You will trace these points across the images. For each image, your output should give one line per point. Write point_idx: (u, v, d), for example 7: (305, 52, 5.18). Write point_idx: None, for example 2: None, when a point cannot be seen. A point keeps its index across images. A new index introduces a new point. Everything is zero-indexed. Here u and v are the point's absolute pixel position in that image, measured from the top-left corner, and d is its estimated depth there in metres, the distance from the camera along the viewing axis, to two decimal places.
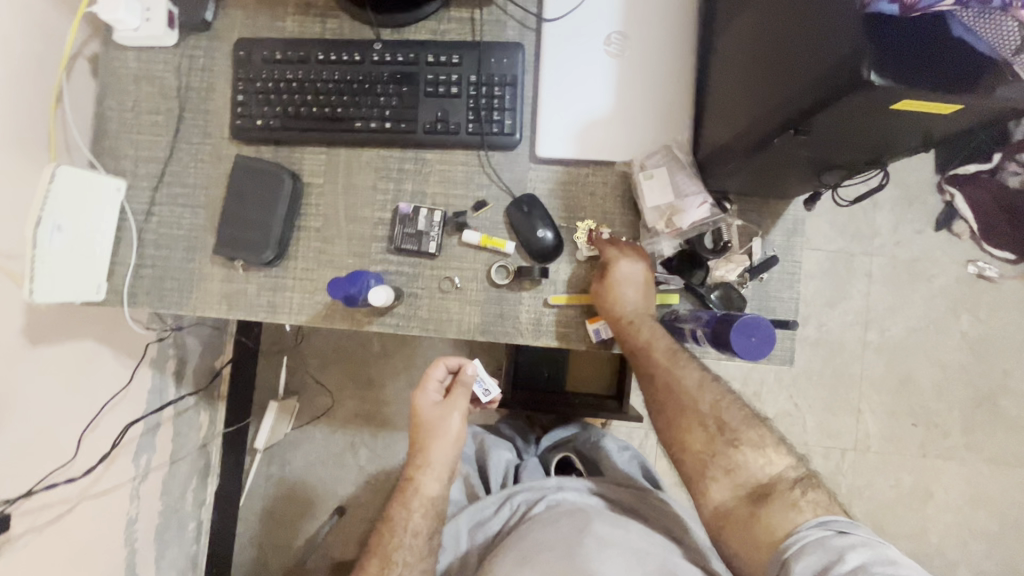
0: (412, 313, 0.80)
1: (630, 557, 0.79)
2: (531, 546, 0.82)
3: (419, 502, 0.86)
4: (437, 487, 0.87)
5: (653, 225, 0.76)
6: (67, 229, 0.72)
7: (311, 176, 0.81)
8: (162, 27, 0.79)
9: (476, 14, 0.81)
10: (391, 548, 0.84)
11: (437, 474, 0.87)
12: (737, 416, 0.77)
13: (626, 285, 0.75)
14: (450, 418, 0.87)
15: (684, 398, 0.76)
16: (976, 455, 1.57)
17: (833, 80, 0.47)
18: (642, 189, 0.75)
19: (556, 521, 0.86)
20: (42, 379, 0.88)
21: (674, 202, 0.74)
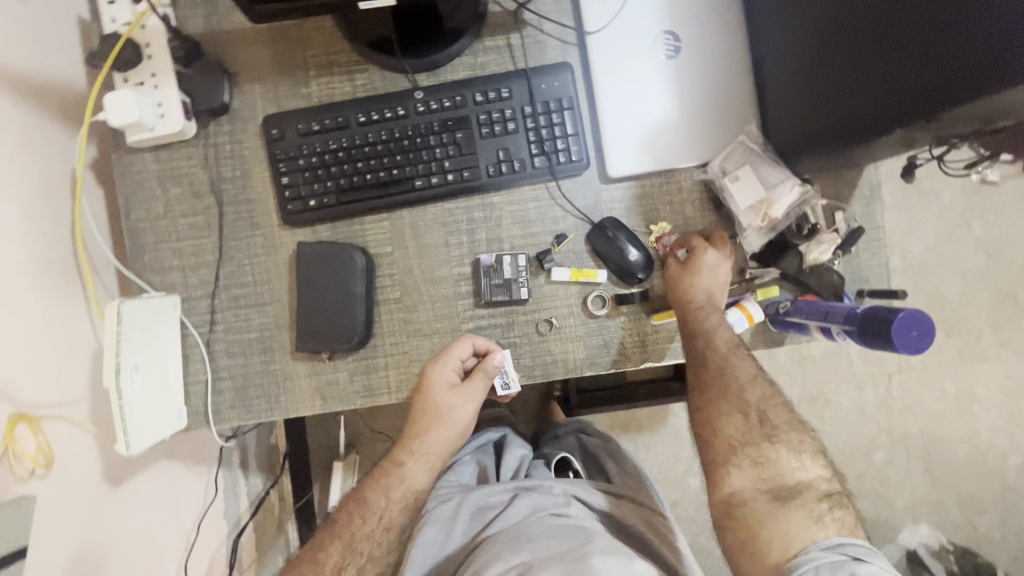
0: (516, 363, 0.77)
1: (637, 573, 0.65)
2: (543, 552, 0.68)
3: (399, 505, 0.77)
4: (427, 477, 0.79)
5: (746, 225, 0.74)
6: (143, 368, 0.66)
7: (378, 247, 0.77)
8: (180, 120, 0.72)
9: (512, 39, 0.76)
10: (358, 534, 0.75)
11: (429, 467, 0.79)
12: (781, 415, 0.72)
13: (712, 271, 0.73)
14: (462, 407, 0.78)
15: (733, 386, 0.72)
16: (1008, 350, 1.53)
17: (991, 74, 0.45)
18: (730, 193, 0.74)
19: (571, 531, 0.72)
20: (132, 518, 0.82)
21: (764, 197, 0.73)
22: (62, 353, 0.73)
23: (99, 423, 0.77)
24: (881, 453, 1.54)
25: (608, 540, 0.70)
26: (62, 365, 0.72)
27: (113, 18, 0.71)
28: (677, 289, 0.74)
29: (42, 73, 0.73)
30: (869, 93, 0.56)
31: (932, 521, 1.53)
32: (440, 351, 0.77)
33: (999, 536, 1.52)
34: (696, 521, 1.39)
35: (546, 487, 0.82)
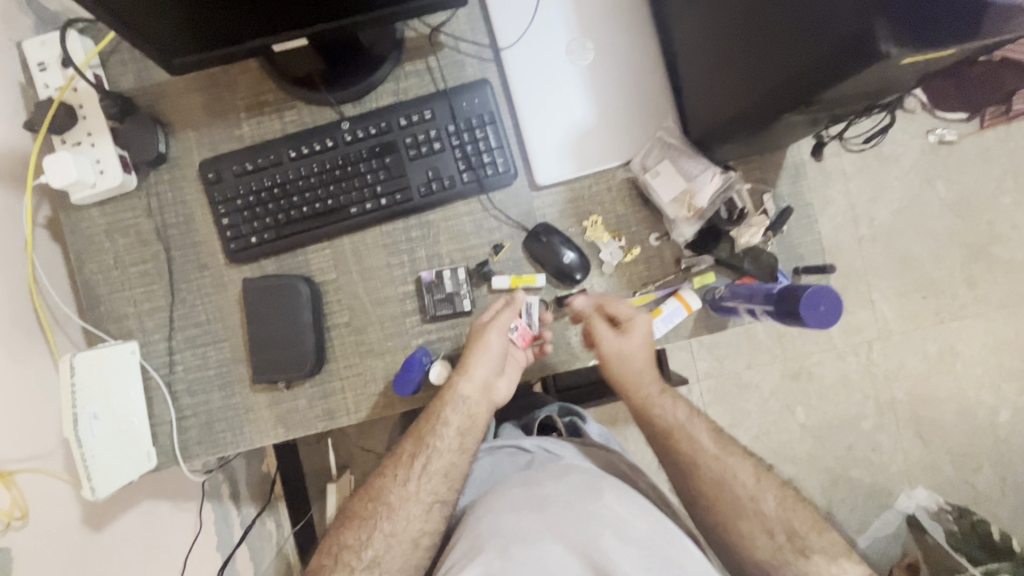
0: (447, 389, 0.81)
1: (645, 514, 0.66)
2: (552, 499, 0.68)
3: (458, 410, 0.76)
4: (467, 397, 0.76)
5: (673, 215, 0.76)
6: (103, 415, 0.71)
7: (323, 274, 0.79)
8: (119, 174, 0.76)
9: (431, 61, 0.79)
10: (425, 431, 0.77)
11: (485, 383, 0.76)
12: (729, 443, 0.78)
13: (621, 346, 0.76)
14: (490, 334, 0.75)
15: (682, 435, 0.79)
16: (986, 304, 1.40)
17: (845, 56, 0.46)
18: (653, 187, 0.76)
19: (573, 474, 0.71)
20: (119, 558, 0.85)
21: (686, 187, 0.75)
22: (32, 407, 0.76)
23: (74, 471, 0.80)
24: (869, 420, 1.41)
25: (610, 486, 0.70)
26: (33, 419, 0.76)
27: (46, 84, 0.75)
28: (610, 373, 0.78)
29: (7, 143, 0.77)
30: (764, 79, 0.58)
31: (929, 482, 1.41)
32: (393, 369, 0.79)
33: (997, 493, 1.41)
34: None
35: (554, 441, 0.82)
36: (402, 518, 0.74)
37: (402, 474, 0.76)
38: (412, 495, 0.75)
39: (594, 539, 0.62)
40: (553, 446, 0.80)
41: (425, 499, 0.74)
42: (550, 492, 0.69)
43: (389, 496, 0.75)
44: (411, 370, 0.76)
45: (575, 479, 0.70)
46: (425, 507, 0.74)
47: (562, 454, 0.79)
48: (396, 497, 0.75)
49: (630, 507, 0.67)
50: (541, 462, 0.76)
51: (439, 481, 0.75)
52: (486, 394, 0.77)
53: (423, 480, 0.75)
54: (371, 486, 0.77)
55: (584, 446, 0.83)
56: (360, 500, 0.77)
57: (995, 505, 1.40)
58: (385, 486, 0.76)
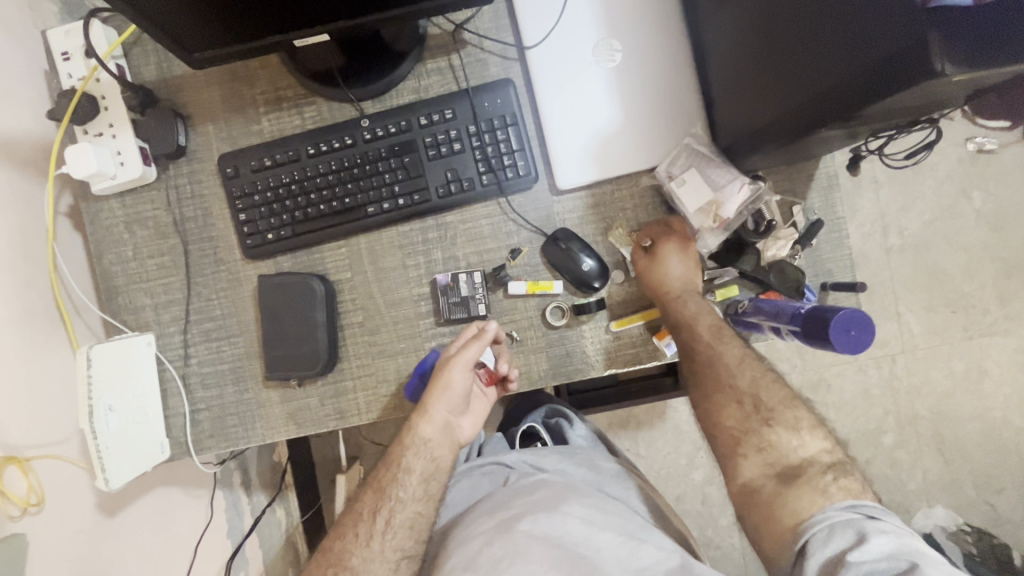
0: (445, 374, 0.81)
1: (620, 533, 0.64)
2: (524, 514, 0.67)
3: (421, 455, 0.75)
4: (430, 440, 0.75)
5: (698, 225, 0.74)
6: (118, 408, 0.73)
7: (338, 273, 0.79)
8: (139, 165, 0.76)
9: (454, 59, 0.78)
10: (387, 482, 0.75)
11: (446, 422, 0.77)
12: (776, 396, 0.72)
13: (673, 259, 0.75)
14: (452, 373, 0.73)
15: (723, 373, 0.73)
16: (1020, 322, 1.34)
17: (894, 70, 0.43)
18: (678, 197, 0.74)
19: (544, 489, 0.71)
20: (132, 544, 0.86)
21: (713, 198, 0.72)
22: (52, 394, 0.77)
23: (89, 458, 0.81)
24: (889, 436, 1.37)
25: (580, 497, 0.69)
26: (51, 407, 0.77)
27: (70, 74, 0.75)
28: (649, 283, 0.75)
29: (32, 133, 0.78)
30: (801, 87, 0.55)
31: (949, 502, 1.36)
32: (405, 370, 0.78)
33: (1020, 517, 1.35)
34: (702, 516, 1.36)
35: (534, 453, 0.81)
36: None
37: (364, 532, 0.74)
38: (376, 555, 0.72)
39: (570, 551, 0.62)
40: (534, 459, 0.79)
41: (392, 557, 0.72)
42: (520, 508, 0.68)
43: (351, 560, 0.72)
44: (422, 374, 0.76)
45: (547, 494, 0.70)
46: (393, 565, 0.72)
47: (539, 467, 0.78)
48: (360, 560, 0.72)
49: (602, 515, 0.67)
50: (515, 478, 0.75)
51: (406, 534, 0.73)
52: (448, 433, 0.77)
53: (388, 537, 0.73)
54: (332, 549, 0.74)
55: (568, 451, 0.82)
56: (320, 568, 0.74)
57: (1017, 529, 1.36)
58: (347, 549, 0.73)
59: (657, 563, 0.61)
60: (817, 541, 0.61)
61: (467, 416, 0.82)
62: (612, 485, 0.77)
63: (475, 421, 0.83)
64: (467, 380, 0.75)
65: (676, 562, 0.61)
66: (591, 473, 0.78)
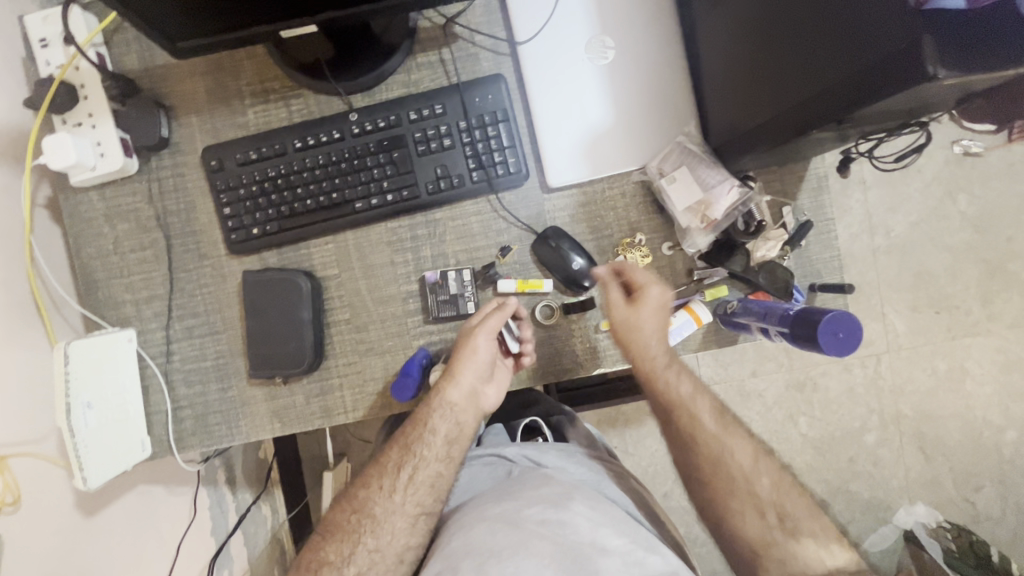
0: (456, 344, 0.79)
1: (618, 536, 0.64)
2: (526, 513, 0.66)
3: (446, 419, 0.75)
4: (456, 405, 0.75)
5: (685, 226, 0.74)
6: (97, 404, 0.71)
7: (325, 270, 0.78)
8: (120, 157, 0.74)
9: (445, 52, 0.76)
10: (413, 440, 0.75)
11: (473, 390, 0.75)
12: (769, 458, 0.73)
13: (646, 305, 0.72)
14: (478, 338, 0.73)
15: (691, 419, 0.74)
16: (1000, 323, 1.36)
17: (886, 73, 0.43)
18: (667, 194, 0.73)
19: (548, 486, 0.70)
20: (112, 542, 0.85)
21: (702, 198, 0.72)
22: (29, 390, 0.75)
23: (68, 456, 0.79)
24: (873, 434, 1.39)
25: (586, 497, 0.69)
26: (28, 404, 0.75)
27: (48, 61, 0.73)
28: (614, 321, 0.73)
29: (8, 122, 0.75)
30: (794, 88, 0.54)
31: (929, 499, 1.38)
32: (392, 368, 0.77)
33: (997, 513, 1.38)
34: (688, 513, 1.37)
35: (534, 447, 0.80)
36: (387, 532, 0.72)
37: (388, 484, 0.74)
38: (398, 506, 0.73)
39: (574, 551, 0.61)
40: (534, 453, 0.78)
41: (412, 511, 0.73)
42: (523, 506, 0.67)
43: (374, 508, 0.73)
44: (410, 374, 0.74)
45: (551, 491, 0.69)
46: (411, 519, 0.73)
47: (540, 462, 0.77)
48: (382, 509, 0.73)
49: (605, 516, 0.67)
50: (518, 473, 0.75)
51: (428, 492, 0.74)
52: (475, 402, 0.76)
53: (410, 492, 0.74)
54: (355, 496, 0.75)
55: (570, 448, 0.82)
56: (343, 513, 0.75)
57: (994, 526, 1.38)
58: (370, 497, 0.74)
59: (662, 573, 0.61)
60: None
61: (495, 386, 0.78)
62: (610, 487, 0.77)
63: (502, 393, 0.79)
64: (493, 347, 0.74)
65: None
66: (590, 472, 0.77)
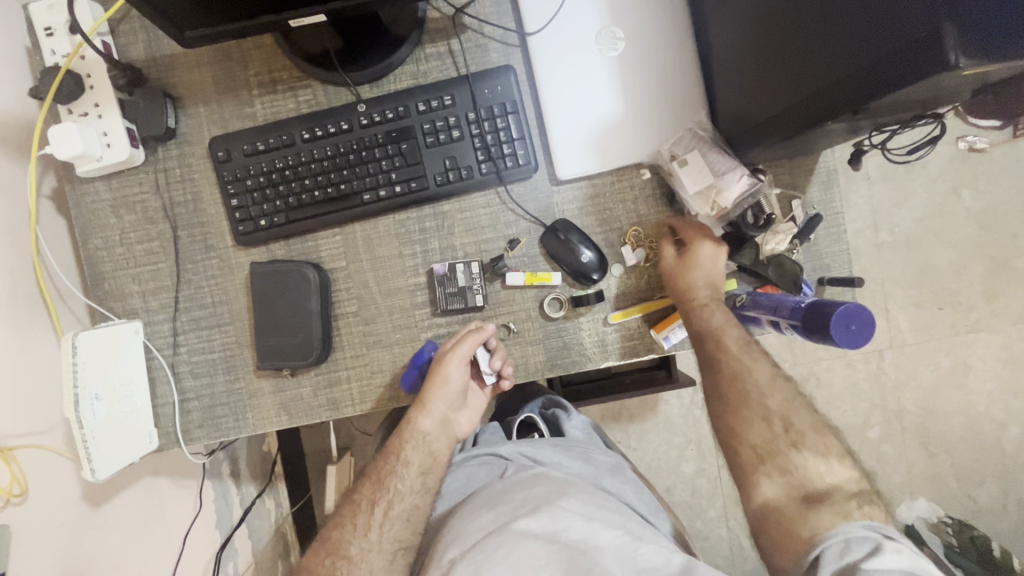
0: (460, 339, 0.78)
1: (618, 533, 0.64)
2: (522, 512, 0.66)
3: (418, 448, 0.75)
4: (428, 433, 0.75)
5: (694, 210, 0.73)
6: (105, 396, 0.71)
7: (332, 262, 0.77)
8: (126, 147, 0.73)
9: (453, 43, 0.76)
10: (385, 474, 0.75)
11: (444, 416, 0.77)
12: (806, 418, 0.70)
13: (703, 267, 0.72)
14: (449, 368, 0.72)
15: (753, 394, 0.71)
16: (1004, 319, 1.36)
17: (907, 62, 0.43)
18: (677, 176, 0.72)
19: (542, 484, 0.70)
20: (119, 534, 0.85)
21: (712, 183, 0.71)
22: (36, 382, 0.75)
23: (75, 448, 0.79)
24: (875, 430, 1.39)
25: (580, 494, 0.69)
26: (35, 395, 0.75)
27: (54, 50, 0.72)
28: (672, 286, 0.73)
29: (14, 111, 0.75)
30: (808, 78, 0.54)
31: (931, 494, 1.38)
32: (400, 361, 0.77)
33: (999, 508, 1.38)
34: (691, 507, 1.37)
35: (530, 443, 0.80)
36: (364, 572, 0.70)
37: (362, 522, 0.72)
38: (374, 545, 0.71)
39: (569, 548, 0.61)
40: (530, 450, 0.79)
41: (389, 548, 0.71)
42: (517, 506, 0.67)
43: (349, 549, 0.71)
44: (418, 366, 0.75)
45: (545, 489, 0.69)
46: (390, 556, 0.71)
47: (535, 458, 0.77)
48: (359, 550, 0.71)
49: (602, 513, 0.67)
50: (513, 470, 0.74)
51: (404, 526, 0.72)
52: (446, 429, 0.77)
53: (386, 528, 0.72)
54: (329, 538, 0.73)
55: (567, 441, 0.82)
56: (318, 557, 0.72)
57: (996, 521, 1.38)
58: (344, 538, 0.72)
59: (657, 565, 0.60)
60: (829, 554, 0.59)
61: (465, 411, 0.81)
62: (608, 479, 0.77)
63: (473, 417, 0.82)
64: (464, 374, 0.74)
65: (676, 566, 0.60)
66: (586, 467, 0.78)
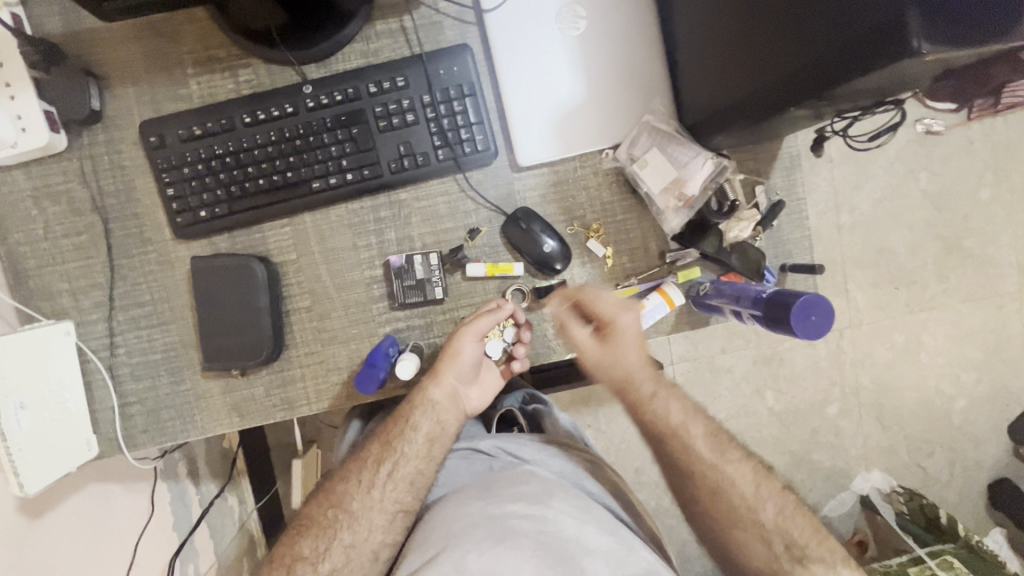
0: (430, 320, 0.74)
1: (606, 536, 0.63)
2: (509, 509, 0.64)
3: (429, 416, 0.73)
4: (438, 404, 0.73)
5: (661, 207, 0.72)
6: (32, 405, 0.65)
7: (282, 254, 0.73)
8: (46, 133, 0.67)
9: (406, 20, 0.71)
10: (394, 436, 0.74)
11: (455, 391, 0.74)
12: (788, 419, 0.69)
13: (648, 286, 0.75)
14: (463, 341, 0.70)
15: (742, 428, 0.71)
16: (953, 297, 1.41)
17: (873, 46, 0.41)
18: (640, 179, 0.72)
19: (530, 482, 0.68)
20: (61, 546, 0.80)
21: (677, 176, 0.70)
22: None
23: None
24: (834, 406, 1.43)
25: (566, 495, 0.67)
26: None
27: None
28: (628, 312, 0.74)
29: None
30: (776, 60, 0.52)
31: (884, 465, 1.44)
32: (358, 357, 0.74)
33: (946, 476, 1.45)
34: (660, 486, 1.39)
35: (512, 439, 0.78)
36: (365, 529, 0.71)
37: (367, 479, 0.73)
38: (376, 503, 0.72)
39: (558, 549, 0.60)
40: (512, 446, 0.77)
41: (390, 508, 0.72)
42: (504, 504, 0.65)
43: (352, 504, 0.72)
44: (375, 365, 0.71)
45: (533, 487, 0.67)
46: (389, 516, 0.72)
47: (519, 456, 0.76)
48: (360, 505, 0.72)
49: (587, 513, 0.66)
50: (503, 468, 0.73)
51: (406, 489, 0.73)
52: (456, 402, 0.75)
53: (388, 488, 0.72)
54: (332, 491, 0.73)
55: (547, 438, 0.81)
56: (320, 507, 0.73)
57: (943, 489, 1.45)
58: (348, 492, 0.73)
59: (642, 571, 0.60)
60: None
61: (476, 386, 0.78)
62: (589, 480, 0.75)
63: (483, 395, 0.78)
64: (479, 351, 0.72)
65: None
66: (568, 466, 0.76)
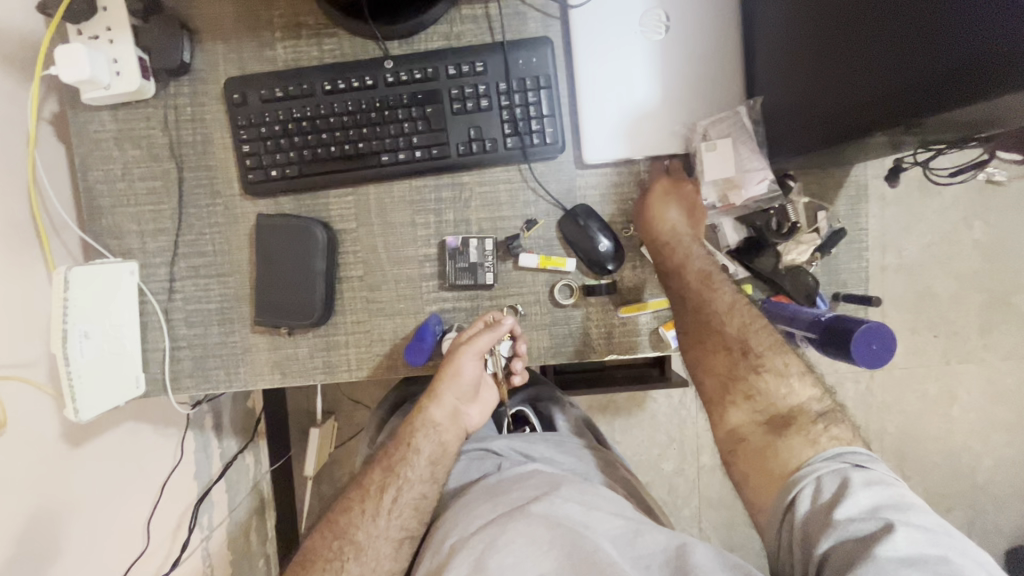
0: (477, 305, 0.75)
1: (618, 526, 0.62)
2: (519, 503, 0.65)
3: (429, 437, 0.74)
4: (439, 424, 0.74)
5: (700, 197, 0.72)
6: (94, 334, 0.67)
7: (342, 222, 0.75)
8: (137, 79, 0.70)
9: (492, 7, 0.72)
10: (396, 461, 0.72)
11: (454, 408, 0.75)
12: None
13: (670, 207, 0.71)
14: (464, 360, 0.70)
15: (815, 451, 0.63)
16: (994, 353, 1.37)
17: (982, 76, 0.41)
18: (701, 159, 0.70)
19: (535, 477, 0.70)
20: (95, 477, 0.83)
21: (733, 178, 0.70)
22: (24, 314, 0.72)
23: (58, 386, 0.77)
24: None
25: (574, 484, 0.68)
26: (22, 326, 0.72)
27: None
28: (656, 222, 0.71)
29: (17, 26, 0.70)
30: (858, 84, 0.52)
31: None
32: (402, 332, 0.75)
33: (963, 535, 1.41)
34: (667, 504, 1.38)
35: (522, 440, 0.80)
36: (372, 558, 0.67)
37: (370, 508, 0.70)
38: (381, 531, 0.69)
39: (570, 530, 0.60)
40: (522, 446, 0.79)
41: (396, 536, 0.69)
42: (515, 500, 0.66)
43: (357, 533, 0.68)
44: (424, 339, 0.72)
45: (540, 481, 0.68)
46: (396, 543, 0.69)
47: (529, 454, 0.77)
48: (365, 535, 0.68)
49: (599, 502, 0.66)
50: (512, 464, 0.74)
51: (411, 515, 0.70)
52: (457, 420, 0.76)
53: (394, 515, 0.69)
54: (335, 521, 0.70)
55: (562, 439, 0.82)
56: (324, 542, 0.69)
57: None
58: (353, 522, 0.69)
59: (658, 548, 0.59)
60: (805, 498, 0.57)
61: (476, 404, 0.79)
62: (599, 476, 0.77)
63: (481, 410, 0.79)
64: (478, 367, 0.72)
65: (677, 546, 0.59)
66: (577, 464, 0.77)
